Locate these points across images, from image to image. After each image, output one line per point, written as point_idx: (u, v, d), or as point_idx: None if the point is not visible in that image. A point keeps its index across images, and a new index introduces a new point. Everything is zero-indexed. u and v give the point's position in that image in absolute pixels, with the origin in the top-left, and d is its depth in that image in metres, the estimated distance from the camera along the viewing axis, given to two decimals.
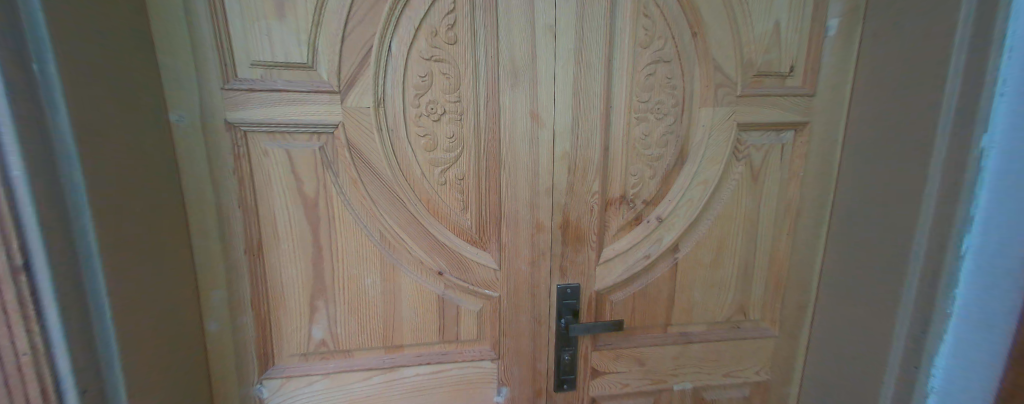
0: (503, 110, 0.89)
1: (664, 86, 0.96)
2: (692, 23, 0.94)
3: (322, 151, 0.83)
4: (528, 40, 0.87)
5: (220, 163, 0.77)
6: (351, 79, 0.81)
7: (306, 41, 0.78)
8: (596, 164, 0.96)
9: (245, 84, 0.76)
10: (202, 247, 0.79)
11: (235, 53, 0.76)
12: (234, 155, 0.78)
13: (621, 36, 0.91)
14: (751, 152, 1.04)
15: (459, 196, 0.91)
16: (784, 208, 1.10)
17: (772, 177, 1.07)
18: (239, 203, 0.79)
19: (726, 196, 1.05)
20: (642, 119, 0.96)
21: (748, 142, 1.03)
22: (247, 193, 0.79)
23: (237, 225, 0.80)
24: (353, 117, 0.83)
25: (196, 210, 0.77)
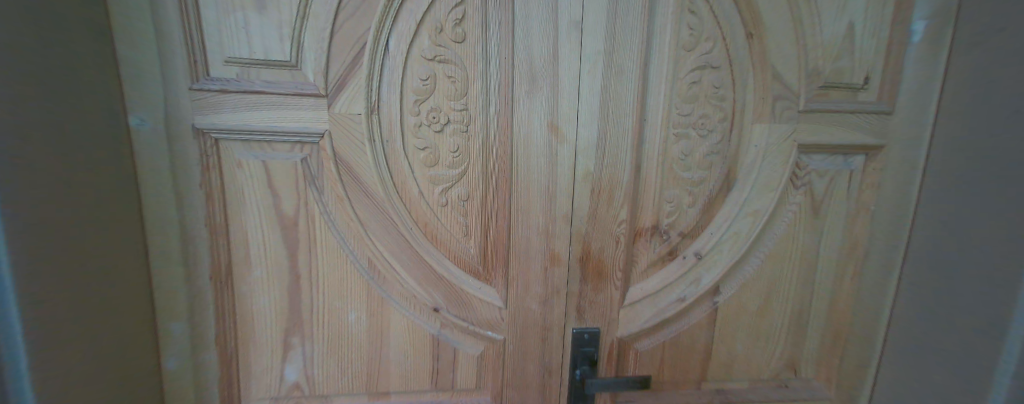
0: (517, 123, 0.76)
1: (711, 98, 0.80)
2: (749, 22, 0.78)
3: (306, 163, 0.71)
4: (549, 39, 0.73)
5: (185, 174, 0.67)
6: (341, 81, 0.70)
7: (290, 36, 0.67)
8: (625, 188, 0.82)
9: (218, 84, 0.66)
10: (162, 270, 0.68)
11: (207, 48, 0.65)
12: (201, 165, 0.68)
13: (660, 36, 0.76)
14: (812, 179, 0.87)
15: (462, 221, 0.79)
16: (849, 247, 0.92)
17: (837, 210, 0.90)
18: (207, 220, 0.69)
19: (779, 231, 0.88)
20: (682, 136, 0.81)
21: (810, 167, 0.86)
22: (214, 209, 0.69)
23: (203, 247, 0.70)
24: (342, 126, 0.71)
25: (157, 228, 0.67)
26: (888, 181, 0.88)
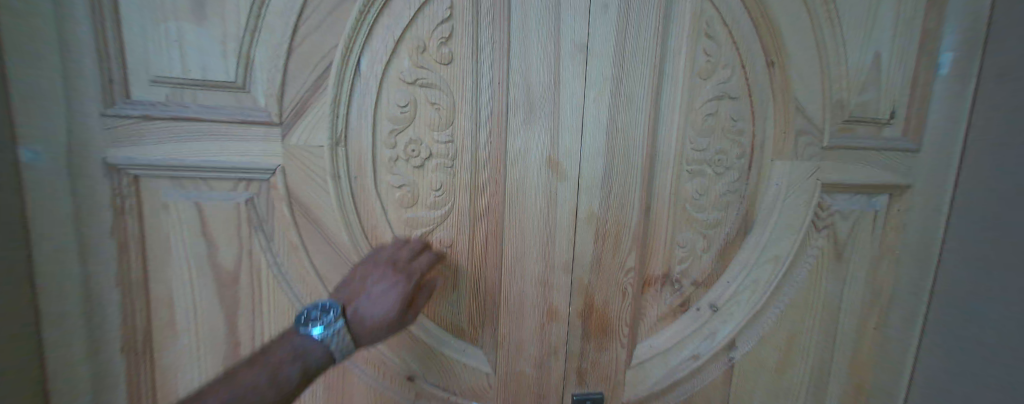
0: (512, 158, 0.66)
1: (728, 131, 0.71)
2: (772, 49, 0.69)
3: (252, 205, 0.59)
4: (548, 63, 0.63)
5: (94, 223, 0.54)
6: (300, 107, 0.58)
7: (236, 52, 0.55)
8: (633, 231, 0.71)
9: (141, 108, 0.54)
10: (59, 341, 0.54)
11: (129, 64, 0.53)
12: (112, 211, 0.55)
13: (673, 62, 0.67)
14: (836, 221, 0.78)
15: (444, 271, 0.67)
16: (873, 294, 0.83)
17: (862, 255, 0.81)
18: (118, 280, 0.56)
19: (800, 279, 0.79)
20: (696, 173, 0.72)
21: (833, 208, 0.78)
22: (131, 261, 0.56)
23: (113, 314, 0.56)
24: (299, 160, 0.59)
25: (54, 288, 0.53)
26: (914, 224, 0.80)
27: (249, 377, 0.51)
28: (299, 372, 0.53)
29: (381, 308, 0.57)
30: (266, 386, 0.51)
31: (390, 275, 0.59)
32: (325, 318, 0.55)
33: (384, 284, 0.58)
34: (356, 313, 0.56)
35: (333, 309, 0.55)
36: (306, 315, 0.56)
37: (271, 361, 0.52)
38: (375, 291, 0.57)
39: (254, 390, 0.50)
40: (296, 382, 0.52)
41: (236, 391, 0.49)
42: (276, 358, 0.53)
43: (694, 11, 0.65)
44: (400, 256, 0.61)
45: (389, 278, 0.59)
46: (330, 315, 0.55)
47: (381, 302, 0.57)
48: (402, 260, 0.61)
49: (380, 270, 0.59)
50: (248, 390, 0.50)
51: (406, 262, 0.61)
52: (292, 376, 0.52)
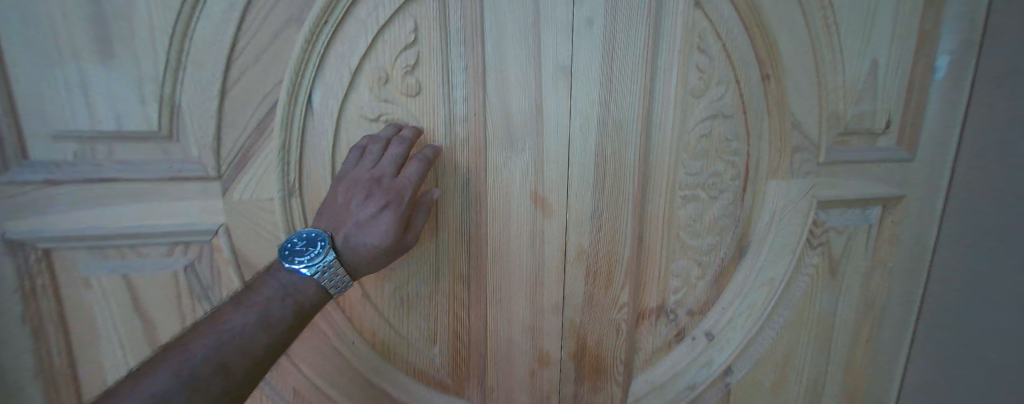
0: (492, 197, 0.61)
1: (723, 153, 0.65)
2: (767, 62, 0.64)
3: (193, 271, 0.52)
4: (530, 89, 0.57)
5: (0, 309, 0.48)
6: (241, 158, 0.50)
7: (155, 96, 0.46)
8: (626, 266, 0.67)
9: (44, 170, 0.45)
10: None
11: (23, 116, 0.44)
12: (21, 293, 0.48)
13: (664, 80, 0.61)
14: (830, 237, 0.76)
15: (423, 324, 0.63)
16: (868, 308, 0.81)
17: (855, 269, 0.79)
18: (36, 366, 0.51)
19: (795, 299, 0.76)
20: (691, 199, 0.66)
21: (827, 225, 0.74)
22: (53, 342, 0.51)
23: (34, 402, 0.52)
24: (247, 217, 0.52)
25: None
26: (907, 235, 0.78)
27: (235, 317, 0.45)
28: (288, 313, 0.47)
29: (376, 233, 0.49)
30: (254, 328, 0.45)
31: (379, 195, 0.49)
32: (313, 252, 0.48)
33: (374, 203, 0.49)
34: (348, 241, 0.48)
35: (321, 242, 0.48)
36: (291, 242, 0.49)
37: (258, 301, 0.47)
38: (365, 217, 0.49)
39: (242, 333, 0.45)
40: (286, 320, 0.47)
41: (225, 334, 0.44)
42: (263, 298, 0.47)
43: (685, 24, 0.60)
44: (383, 168, 0.50)
45: (377, 197, 0.49)
46: (319, 251, 0.48)
47: (377, 225, 0.49)
48: (387, 176, 0.49)
49: (362, 188, 0.49)
50: (236, 333, 0.45)
51: (392, 176, 0.50)
52: (281, 314, 0.47)
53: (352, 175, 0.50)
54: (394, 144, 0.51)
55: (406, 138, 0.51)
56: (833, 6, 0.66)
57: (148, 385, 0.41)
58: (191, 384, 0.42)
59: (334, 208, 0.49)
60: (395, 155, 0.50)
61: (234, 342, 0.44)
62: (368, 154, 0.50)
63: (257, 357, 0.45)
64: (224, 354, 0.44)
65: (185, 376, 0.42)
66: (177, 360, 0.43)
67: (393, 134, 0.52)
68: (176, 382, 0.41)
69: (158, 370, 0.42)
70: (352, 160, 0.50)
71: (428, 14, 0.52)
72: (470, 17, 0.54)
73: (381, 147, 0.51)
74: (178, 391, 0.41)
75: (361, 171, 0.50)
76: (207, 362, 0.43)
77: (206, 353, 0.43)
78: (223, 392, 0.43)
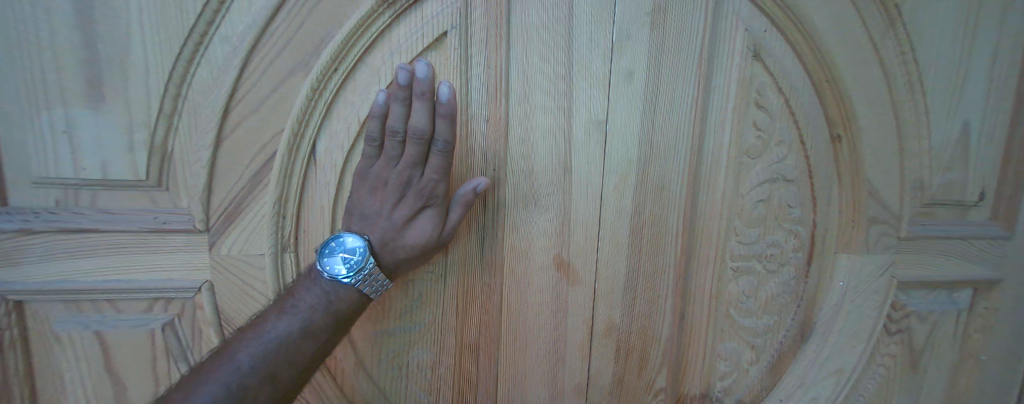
0: (510, 259, 0.53)
1: (783, 220, 0.55)
2: (839, 120, 0.56)
3: (172, 330, 0.46)
4: (560, 144, 0.51)
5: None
6: (232, 210, 0.46)
7: (146, 143, 0.43)
8: (664, 347, 0.56)
9: (19, 219, 0.41)
10: None
11: (5, 161, 0.41)
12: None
13: (716, 137, 0.52)
14: (911, 323, 0.63)
15: (424, 399, 0.55)
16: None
17: (940, 363, 0.65)
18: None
19: (868, 394, 0.63)
20: (745, 272, 0.55)
21: (908, 309, 0.62)
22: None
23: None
24: (234, 273, 0.46)
25: None
26: (1005, 325, 0.65)
27: (279, 326, 0.42)
28: (329, 321, 0.44)
29: (414, 237, 0.46)
30: (298, 337, 0.42)
31: (412, 197, 0.45)
32: (352, 260, 0.44)
33: (409, 204, 0.45)
34: (386, 246, 0.45)
35: (360, 250, 0.44)
36: (325, 249, 0.44)
37: (299, 309, 0.43)
38: (400, 219, 0.45)
39: (286, 341, 0.42)
40: (329, 328, 0.44)
41: (269, 344, 0.41)
42: (305, 304, 0.43)
43: (741, 76, 0.52)
44: (408, 164, 0.43)
45: (410, 199, 0.45)
46: (359, 258, 0.44)
47: (415, 226, 0.46)
48: (415, 176, 0.44)
49: (392, 190, 0.44)
50: (281, 341, 0.42)
51: (418, 174, 0.44)
52: (324, 322, 0.43)
53: (377, 173, 0.44)
54: (410, 137, 0.42)
55: (421, 126, 0.41)
56: (917, 57, 0.56)
57: (197, 395, 0.38)
58: (238, 396, 0.39)
59: (363, 208, 0.45)
60: (416, 151, 0.43)
61: (280, 350, 0.42)
62: (386, 149, 0.43)
63: (303, 365, 0.43)
64: (269, 364, 0.41)
65: (234, 386, 0.39)
66: (223, 370, 0.40)
67: (404, 115, 0.42)
68: (223, 394, 0.39)
69: (205, 380, 0.39)
70: (371, 154, 0.44)
71: (446, 61, 0.48)
72: (493, 65, 0.48)
73: (398, 139, 0.42)
74: (226, 402, 0.39)
75: (385, 168, 0.44)
76: (254, 371, 0.40)
77: (252, 362, 0.41)
78: (271, 401, 0.41)
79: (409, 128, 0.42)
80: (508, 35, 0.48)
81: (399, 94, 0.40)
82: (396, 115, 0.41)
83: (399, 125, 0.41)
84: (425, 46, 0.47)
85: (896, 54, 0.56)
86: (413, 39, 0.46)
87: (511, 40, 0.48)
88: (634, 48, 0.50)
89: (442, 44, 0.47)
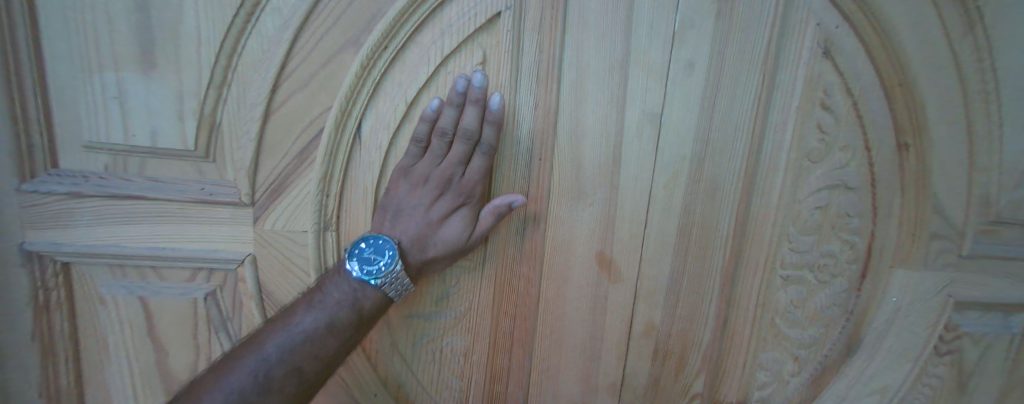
0: (550, 253, 0.52)
1: (840, 229, 0.52)
2: (909, 128, 0.51)
3: (214, 300, 0.46)
4: (611, 137, 0.49)
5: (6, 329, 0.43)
6: (277, 185, 0.45)
7: (195, 113, 0.42)
8: (704, 352, 0.55)
9: (68, 183, 0.41)
10: None
11: (60, 124, 0.41)
12: (30, 311, 0.43)
13: (775, 138, 0.49)
14: (967, 347, 0.59)
15: (455, 385, 0.55)
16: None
17: (989, 390, 0.61)
18: (35, 394, 0.45)
19: None
20: (795, 280, 0.53)
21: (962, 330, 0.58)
22: (59, 369, 0.45)
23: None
24: (274, 249, 0.46)
25: None
26: None
27: (306, 319, 0.42)
28: (354, 318, 0.43)
29: (447, 236, 0.45)
30: (324, 332, 0.42)
31: (451, 195, 0.45)
32: (380, 262, 0.43)
33: (446, 203, 0.45)
34: (415, 245, 0.44)
35: (389, 251, 0.43)
36: (354, 249, 0.43)
37: (327, 303, 0.43)
38: (437, 215, 0.45)
39: (312, 335, 0.41)
40: (354, 324, 0.43)
41: (294, 338, 0.41)
42: (333, 298, 0.43)
43: (807, 75, 0.48)
44: (451, 163, 0.44)
45: (449, 198, 0.45)
46: (386, 260, 0.43)
47: (448, 226, 0.45)
48: (456, 175, 0.44)
49: (431, 187, 0.44)
50: (307, 335, 0.41)
51: (461, 173, 0.44)
52: (350, 318, 0.42)
53: (418, 172, 0.44)
54: (459, 138, 0.43)
55: (470, 129, 0.42)
56: (1002, 63, 0.51)
57: (225, 383, 0.39)
58: (265, 388, 0.39)
59: (398, 203, 0.45)
60: (461, 152, 0.43)
61: (305, 345, 0.41)
62: (431, 148, 0.43)
63: (327, 360, 0.42)
64: (294, 356, 0.41)
65: (260, 377, 0.39)
66: (250, 361, 0.40)
67: (455, 119, 0.43)
68: (249, 387, 0.39)
69: (233, 369, 0.40)
70: (414, 153, 0.44)
71: (499, 44, 0.46)
72: (546, 51, 0.46)
73: (445, 139, 0.43)
74: (252, 392, 0.39)
75: (427, 167, 0.44)
76: (281, 364, 0.40)
77: (279, 353, 0.41)
78: (297, 395, 0.41)
79: (458, 130, 0.43)
80: (564, 22, 0.46)
81: (454, 98, 0.42)
82: (447, 118, 0.42)
83: (449, 125, 0.42)
84: (478, 27, 0.45)
85: (979, 56, 0.51)
86: (466, 19, 0.44)
87: (567, 26, 0.46)
88: (696, 39, 0.47)
89: (495, 26, 0.45)
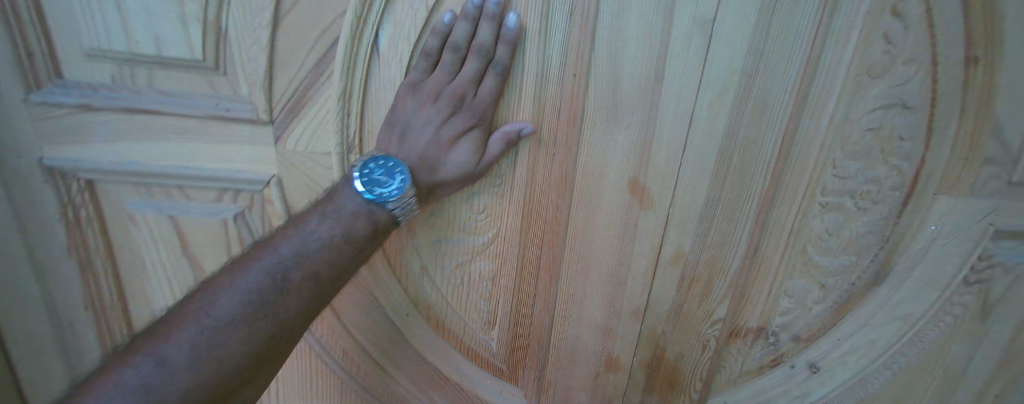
0: (581, 179, 0.50)
1: (892, 153, 0.47)
2: (983, 38, 0.42)
3: (243, 221, 0.47)
4: (653, 48, 0.45)
5: (48, 243, 0.46)
6: (295, 102, 0.43)
7: (198, 16, 0.39)
8: (730, 280, 0.54)
9: (78, 94, 0.41)
10: (18, 341, 0.49)
11: (63, 30, 0.39)
12: (63, 226, 0.46)
13: (836, 49, 0.43)
14: None
15: (483, 310, 0.57)
16: (1012, 381, 0.57)
17: (1002, 329, 0.55)
18: (83, 301, 0.49)
19: (955, 358, 0.57)
20: (833, 208, 0.50)
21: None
22: (99, 275, 0.48)
23: (87, 339, 0.51)
24: (298, 170, 0.45)
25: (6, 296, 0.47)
26: None
27: (319, 229, 0.41)
28: (368, 232, 0.42)
29: (458, 159, 0.43)
30: (340, 240, 0.41)
31: (463, 115, 0.42)
32: (392, 184, 0.41)
33: (457, 124, 0.42)
34: (424, 167, 0.42)
35: (401, 173, 0.41)
36: (364, 169, 0.41)
37: (340, 215, 0.42)
38: (447, 136, 0.42)
39: (329, 242, 0.41)
40: (368, 235, 0.42)
41: (311, 243, 0.41)
42: (348, 207, 0.42)
43: None
44: (464, 80, 0.41)
45: (460, 118, 0.42)
46: (399, 181, 0.41)
47: (459, 149, 0.43)
48: (468, 94, 0.41)
49: (442, 105, 0.41)
50: (323, 242, 0.41)
51: (472, 93, 0.41)
52: (365, 232, 0.42)
53: (429, 87, 0.41)
54: (473, 53, 0.40)
55: (485, 47, 0.40)
56: None
57: (243, 282, 0.39)
58: (281, 288, 0.40)
59: (407, 120, 0.42)
60: (474, 70, 0.40)
61: (321, 252, 0.41)
62: (442, 62, 0.40)
63: (343, 269, 0.42)
64: (309, 264, 0.41)
65: (277, 280, 0.40)
66: (267, 262, 0.40)
67: (470, 33, 0.40)
68: (267, 285, 0.39)
69: (251, 266, 0.40)
70: (424, 68, 0.41)
71: None
72: None
73: (457, 55, 0.40)
74: (271, 292, 0.39)
75: (439, 82, 0.41)
76: (298, 267, 0.40)
77: (287, 265, 0.40)
78: (314, 299, 0.41)
79: (472, 46, 0.40)
80: None
81: (469, 10, 0.39)
82: (460, 31, 0.39)
83: (463, 39, 0.39)
84: None
85: None
86: None
87: None
88: None
89: None
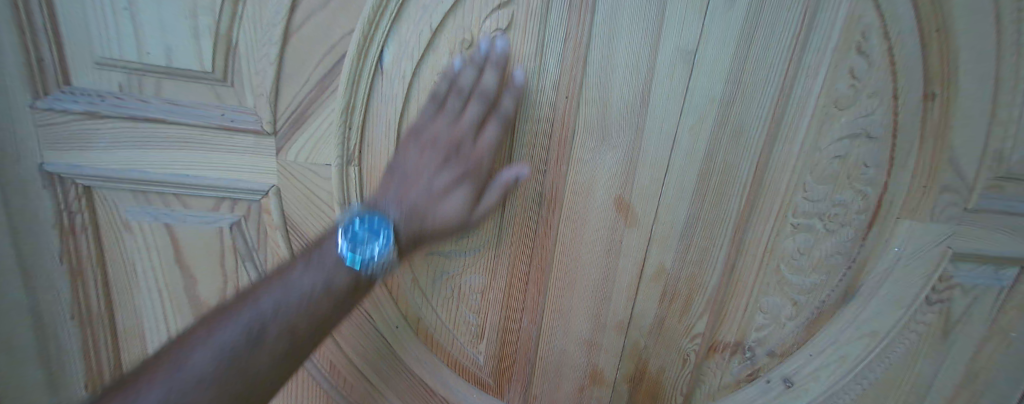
0: (569, 196, 0.53)
1: (858, 180, 0.51)
2: (936, 77, 0.47)
3: (238, 230, 0.48)
4: (640, 75, 0.48)
5: (39, 246, 0.46)
6: (299, 115, 0.45)
7: (210, 30, 0.41)
8: (710, 295, 0.57)
9: (85, 101, 0.42)
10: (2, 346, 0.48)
11: (75, 41, 0.41)
12: (56, 231, 0.46)
13: (806, 83, 0.47)
14: (992, 316, 0.57)
15: (472, 320, 0.58)
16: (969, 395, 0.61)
17: (960, 345, 0.58)
18: (70, 307, 0.49)
19: (920, 373, 0.60)
20: (804, 229, 0.53)
21: (989, 298, 0.56)
22: (89, 280, 0.48)
23: (70, 345, 0.51)
24: (298, 181, 0.47)
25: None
26: None
27: (303, 278, 0.43)
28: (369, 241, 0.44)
29: (449, 206, 0.44)
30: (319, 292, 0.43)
31: (458, 163, 0.43)
32: (373, 246, 0.43)
33: (454, 171, 0.44)
34: (411, 216, 0.44)
35: (383, 233, 0.43)
36: (347, 229, 0.43)
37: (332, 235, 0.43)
38: (440, 186, 0.44)
39: (303, 298, 0.42)
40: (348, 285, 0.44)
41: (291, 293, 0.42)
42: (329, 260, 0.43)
43: (849, 15, 0.44)
44: (464, 126, 0.43)
45: (454, 166, 0.44)
46: (380, 244, 0.43)
47: (452, 194, 0.44)
48: (467, 140, 0.43)
49: (440, 151, 0.43)
50: (304, 294, 0.42)
51: (472, 140, 0.44)
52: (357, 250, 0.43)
53: (430, 130, 0.43)
54: (476, 98, 0.43)
55: (489, 90, 0.43)
56: None
57: (217, 338, 0.40)
58: (256, 342, 0.41)
59: (405, 166, 0.44)
60: (475, 112, 0.43)
61: (301, 303, 0.42)
62: (446, 107, 0.43)
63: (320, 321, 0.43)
64: (288, 314, 0.42)
65: (254, 333, 0.41)
66: (247, 312, 0.41)
67: (475, 79, 0.43)
68: (242, 340, 0.40)
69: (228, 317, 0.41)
70: (429, 111, 0.43)
71: None
72: None
73: (462, 99, 0.43)
74: (246, 347, 0.40)
75: (439, 127, 0.43)
76: (275, 324, 0.41)
77: (265, 319, 0.41)
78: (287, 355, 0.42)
79: (475, 92, 0.43)
80: None
81: (477, 58, 0.43)
82: (467, 77, 0.43)
83: (468, 86, 0.43)
84: None
85: None
86: None
87: None
88: None
89: None
